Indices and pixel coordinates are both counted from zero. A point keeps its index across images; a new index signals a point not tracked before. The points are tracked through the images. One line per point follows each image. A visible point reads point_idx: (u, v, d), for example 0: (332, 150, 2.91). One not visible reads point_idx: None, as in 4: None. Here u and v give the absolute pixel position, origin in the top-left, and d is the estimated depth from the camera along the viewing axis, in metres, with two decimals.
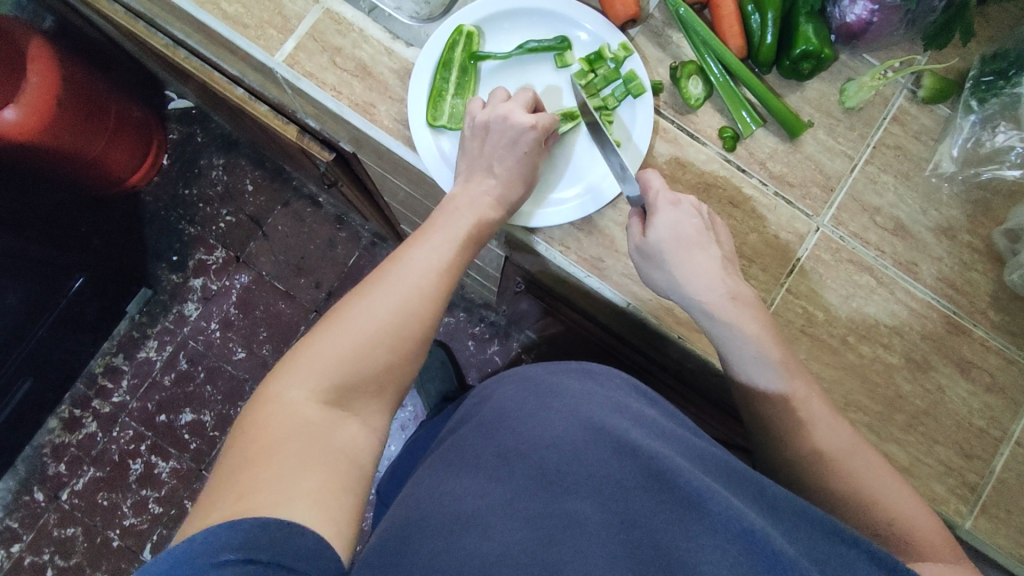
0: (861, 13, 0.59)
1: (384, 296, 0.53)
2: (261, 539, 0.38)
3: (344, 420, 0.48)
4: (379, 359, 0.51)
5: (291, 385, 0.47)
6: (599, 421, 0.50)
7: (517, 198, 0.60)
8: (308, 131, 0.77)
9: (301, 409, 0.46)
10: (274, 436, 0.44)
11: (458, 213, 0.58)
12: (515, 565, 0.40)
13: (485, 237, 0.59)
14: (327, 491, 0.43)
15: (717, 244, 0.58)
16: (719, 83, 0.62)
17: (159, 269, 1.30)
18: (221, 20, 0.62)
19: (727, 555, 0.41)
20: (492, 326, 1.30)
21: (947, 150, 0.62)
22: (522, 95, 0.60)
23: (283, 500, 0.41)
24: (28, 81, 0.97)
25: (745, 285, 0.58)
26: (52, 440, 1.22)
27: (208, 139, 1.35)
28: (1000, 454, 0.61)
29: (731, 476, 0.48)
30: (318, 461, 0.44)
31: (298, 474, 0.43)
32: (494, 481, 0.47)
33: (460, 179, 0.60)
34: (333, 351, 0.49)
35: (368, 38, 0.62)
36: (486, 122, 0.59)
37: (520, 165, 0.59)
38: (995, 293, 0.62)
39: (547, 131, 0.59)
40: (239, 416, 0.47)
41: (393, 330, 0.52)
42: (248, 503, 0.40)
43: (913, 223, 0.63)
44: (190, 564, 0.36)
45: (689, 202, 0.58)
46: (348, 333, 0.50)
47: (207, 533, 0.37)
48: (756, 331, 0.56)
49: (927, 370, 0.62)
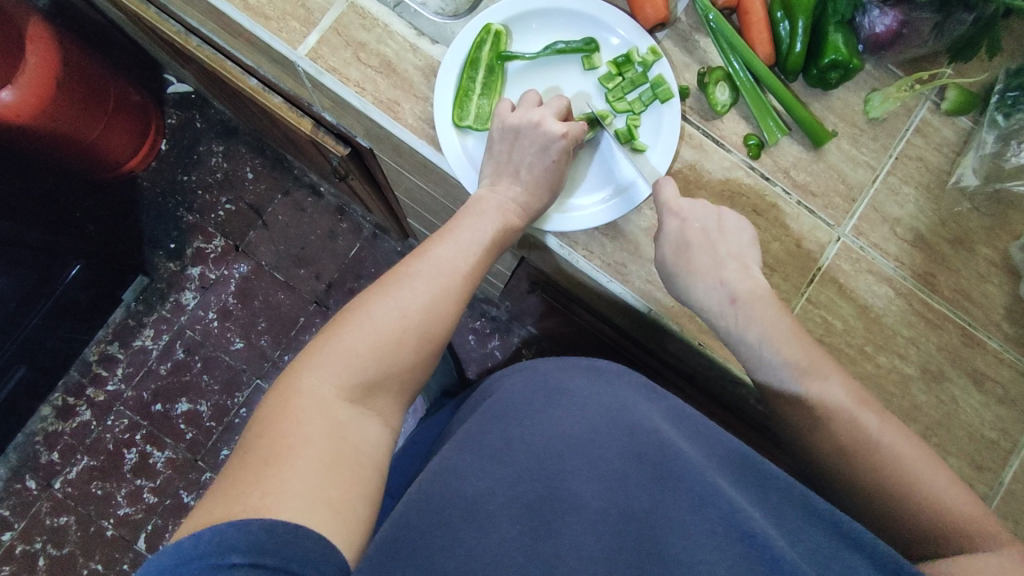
0: (890, 24, 0.59)
1: (411, 294, 0.52)
2: (269, 543, 0.36)
3: (368, 419, 0.47)
4: (404, 360, 0.50)
5: (318, 378, 0.46)
6: (615, 421, 0.49)
7: (542, 205, 0.60)
8: (323, 124, 0.75)
9: (330, 406, 0.45)
10: (303, 433, 0.43)
11: (483, 217, 0.58)
12: (511, 564, 0.40)
13: (507, 241, 0.59)
14: (350, 497, 0.42)
15: (725, 245, 0.59)
16: (745, 89, 0.62)
17: (156, 257, 1.28)
18: (241, 10, 0.61)
19: (725, 555, 0.40)
20: (493, 321, 1.29)
21: (968, 163, 0.62)
22: (554, 101, 0.60)
23: (301, 506, 0.39)
24: (26, 60, 0.93)
25: (757, 281, 0.58)
26: (44, 427, 1.20)
27: (207, 125, 1.32)
28: (1009, 465, 0.63)
29: (743, 471, 0.48)
30: (344, 465, 0.43)
31: (322, 478, 0.41)
32: (499, 469, 0.46)
33: (485, 181, 0.60)
34: (362, 348, 0.48)
35: (393, 33, 0.61)
36: (517, 126, 0.58)
37: (548, 173, 0.59)
38: (1010, 306, 0.63)
39: (577, 138, 0.59)
40: (260, 405, 0.45)
41: (420, 330, 0.51)
42: (269, 503, 0.38)
43: (933, 235, 0.63)
44: (196, 564, 0.34)
45: (694, 206, 0.58)
46: (377, 330, 0.49)
47: (214, 532, 0.35)
48: (761, 330, 0.56)
49: (942, 381, 0.63)
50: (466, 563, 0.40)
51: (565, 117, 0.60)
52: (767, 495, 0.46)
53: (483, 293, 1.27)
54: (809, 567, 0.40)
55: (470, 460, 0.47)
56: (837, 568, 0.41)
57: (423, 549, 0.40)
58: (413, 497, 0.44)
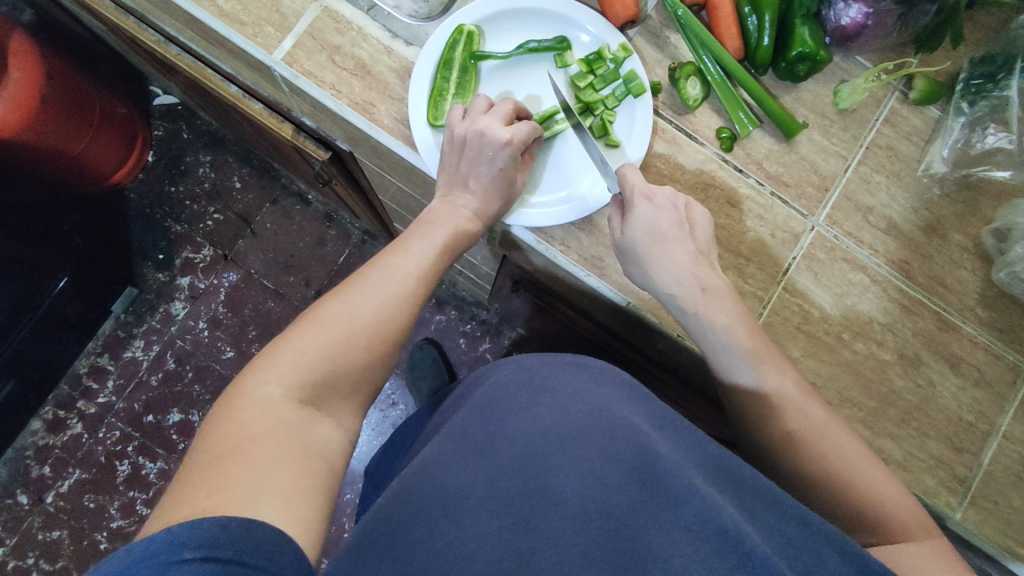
0: (856, 16, 0.60)
1: (361, 297, 0.52)
2: (223, 538, 0.36)
3: (317, 420, 0.47)
4: (355, 359, 0.50)
5: (264, 381, 0.46)
6: (599, 418, 0.49)
7: (496, 212, 0.60)
8: (303, 129, 0.76)
9: (276, 407, 0.45)
10: (246, 433, 0.42)
11: (435, 225, 0.59)
12: (488, 561, 0.40)
13: (460, 247, 0.60)
14: (297, 490, 0.42)
15: (691, 235, 0.59)
16: (716, 82, 0.63)
17: (145, 268, 1.28)
18: (217, 17, 0.61)
19: (698, 550, 0.38)
20: (483, 324, 1.30)
21: (937, 151, 0.64)
22: (501, 106, 0.60)
23: (248, 497, 0.39)
24: (10, 76, 0.94)
25: (716, 275, 0.59)
26: (35, 442, 1.20)
27: (194, 135, 1.33)
28: (988, 447, 0.63)
29: (723, 473, 0.46)
30: (291, 461, 0.43)
31: (267, 471, 0.41)
32: (481, 466, 0.46)
33: (439, 192, 0.61)
34: (311, 350, 0.48)
35: (368, 37, 0.62)
36: (463, 137, 0.59)
37: (497, 181, 0.60)
38: (983, 290, 0.64)
39: (525, 142, 0.59)
40: (209, 413, 0.45)
41: (370, 331, 0.51)
42: (219, 499, 0.38)
43: (905, 222, 0.64)
44: (148, 563, 0.34)
45: (664, 195, 0.59)
46: (324, 332, 0.50)
47: (167, 531, 0.35)
48: (725, 320, 0.57)
49: (919, 366, 0.63)
50: (442, 558, 0.40)
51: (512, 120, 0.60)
52: (744, 494, 0.44)
53: (473, 295, 1.27)
54: (783, 563, 0.38)
55: (453, 454, 0.48)
56: (810, 560, 0.40)
57: (400, 544, 0.42)
58: (391, 495, 0.47)
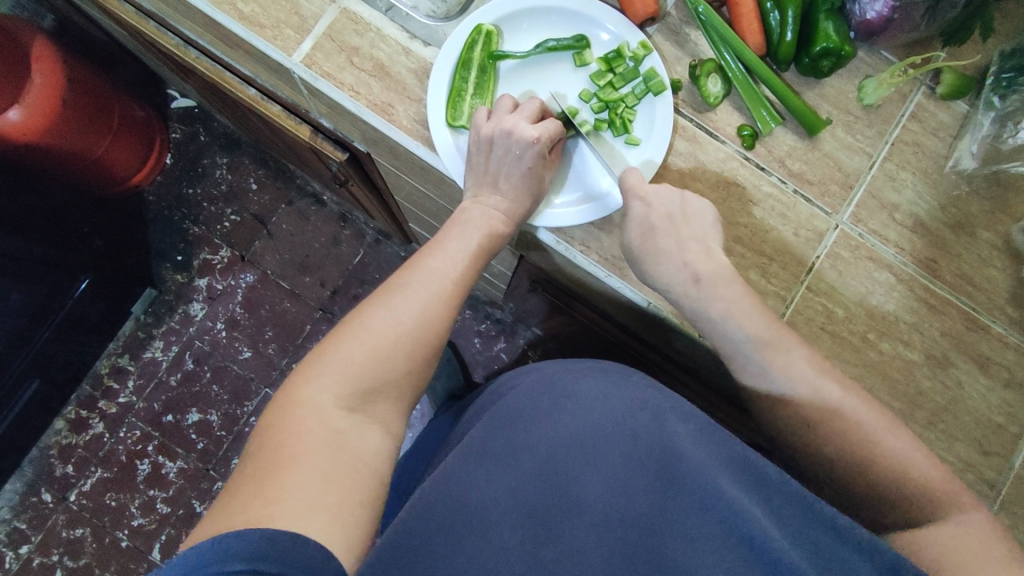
0: (882, 10, 0.59)
1: (404, 303, 0.52)
2: (271, 549, 0.36)
3: (368, 427, 0.47)
4: (400, 366, 0.50)
5: (317, 389, 0.46)
6: (627, 422, 0.47)
7: (526, 211, 0.60)
8: (321, 131, 0.77)
9: (328, 415, 0.45)
10: (300, 443, 0.43)
11: (469, 225, 0.59)
12: None
13: (493, 247, 0.60)
14: (350, 502, 0.41)
15: (688, 226, 0.58)
16: (738, 79, 0.62)
17: (164, 270, 1.29)
18: (236, 20, 0.62)
19: None
20: (498, 323, 1.29)
21: (966, 147, 0.62)
22: (528, 105, 0.60)
23: (303, 512, 0.39)
24: (33, 80, 0.95)
25: (716, 260, 0.58)
26: (58, 441, 1.22)
27: (210, 138, 1.34)
28: (1020, 449, 0.62)
29: (749, 473, 0.45)
30: (342, 474, 0.42)
31: (321, 485, 0.41)
32: (505, 474, 0.45)
33: (468, 191, 0.61)
34: (359, 357, 0.48)
35: (386, 38, 0.62)
36: (490, 136, 0.58)
37: (527, 179, 0.60)
38: (1013, 290, 0.62)
39: (551, 140, 0.59)
40: (262, 418, 0.45)
41: (414, 337, 0.51)
42: (269, 510, 0.38)
43: (933, 220, 0.63)
44: (199, 572, 0.34)
45: (658, 192, 0.58)
46: (372, 339, 0.50)
47: (218, 541, 0.35)
48: (722, 307, 0.56)
49: (947, 367, 0.62)
50: (467, 570, 0.40)
51: (539, 119, 0.61)
52: (768, 496, 0.43)
53: (488, 295, 1.27)
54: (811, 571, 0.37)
55: (473, 463, 0.46)
56: (839, 568, 0.39)
57: (428, 556, 0.40)
58: (415, 502, 0.43)
